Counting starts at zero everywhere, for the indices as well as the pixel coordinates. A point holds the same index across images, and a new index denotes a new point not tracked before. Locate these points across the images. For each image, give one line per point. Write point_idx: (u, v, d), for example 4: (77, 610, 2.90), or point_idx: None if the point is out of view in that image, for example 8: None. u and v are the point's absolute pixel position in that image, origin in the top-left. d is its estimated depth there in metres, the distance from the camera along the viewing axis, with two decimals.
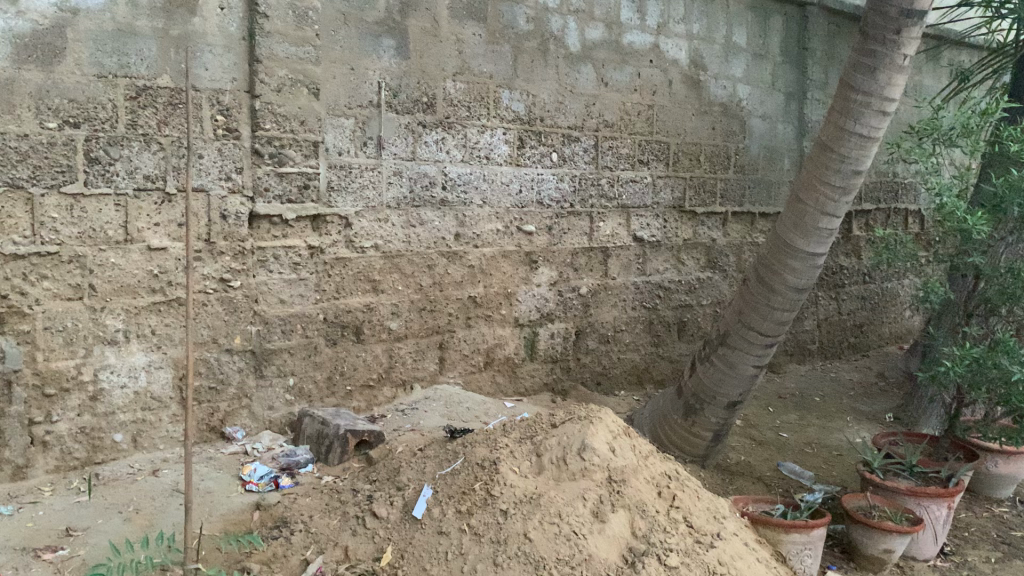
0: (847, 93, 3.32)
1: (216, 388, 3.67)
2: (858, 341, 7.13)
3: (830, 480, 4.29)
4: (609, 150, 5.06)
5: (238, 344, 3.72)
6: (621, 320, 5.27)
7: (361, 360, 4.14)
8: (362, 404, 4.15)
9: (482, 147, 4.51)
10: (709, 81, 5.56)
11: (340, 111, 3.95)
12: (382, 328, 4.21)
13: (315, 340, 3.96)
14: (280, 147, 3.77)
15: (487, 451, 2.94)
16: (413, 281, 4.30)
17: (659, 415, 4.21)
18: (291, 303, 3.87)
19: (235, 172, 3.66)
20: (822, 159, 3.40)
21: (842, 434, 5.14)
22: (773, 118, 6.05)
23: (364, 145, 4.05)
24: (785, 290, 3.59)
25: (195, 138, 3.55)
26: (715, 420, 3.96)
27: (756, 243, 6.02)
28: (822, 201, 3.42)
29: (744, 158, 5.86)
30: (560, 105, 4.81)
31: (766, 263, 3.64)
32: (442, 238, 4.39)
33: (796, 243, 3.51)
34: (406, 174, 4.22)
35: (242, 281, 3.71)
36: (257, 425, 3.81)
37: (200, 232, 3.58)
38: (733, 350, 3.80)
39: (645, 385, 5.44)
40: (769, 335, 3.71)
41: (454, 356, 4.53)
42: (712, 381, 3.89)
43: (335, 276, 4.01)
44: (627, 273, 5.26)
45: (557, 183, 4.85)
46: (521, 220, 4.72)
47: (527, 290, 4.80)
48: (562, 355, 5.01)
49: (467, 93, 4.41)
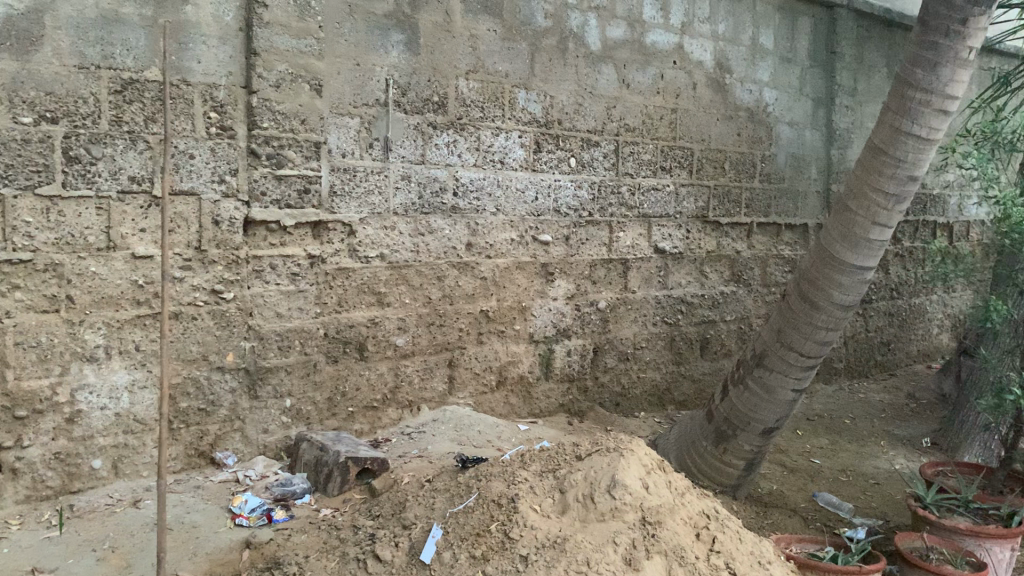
0: (904, 91, 3.03)
1: (206, 409, 3.36)
2: (886, 359, 6.80)
3: (870, 513, 3.96)
4: (630, 156, 4.76)
5: (231, 362, 3.41)
6: (641, 337, 4.95)
7: (364, 379, 3.83)
8: (366, 427, 3.83)
9: (496, 150, 4.21)
10: (735, 85, 5.25)
11: (344, 109, 3.65)
12: (387, 344, 3.89)
13: (315, 357, 3.65)
14: (278, 148, 3.47)
15: (504, 487, 2.63)
16: (421, 294, 4.00)
17: (686, 442, 3.89)
18: (289, 317, 3.56)
19: (229, 174, 3.36)
20: (874, 163, 3.10)
21: (878, 461, 4.80)
22: (801, 125, 5.75)
23: (369, 147, 3.75)
24: (829, 307, 3.28)
25: (185, 136, 3.25)
26: (748, 448, 3.64)
27: (782, 256, 5.70)
28: (874, 209, 3.11)
29: (771, 166, 5.55)
30: (579, 108, 4.51)
31: (809, 278, 3.33)
32: (453, 247, 4.09)
33: (843, 256, 3.20)
34: (415, 178, 3.92)
35: (235, 293, 3.41)
36: (251, 450, 3.49)
37: (190, 239, 3.29)
38: (771, 373, 3.48)
39: (667, 405, 5.11)
40: (811, 356, 3.40)
41: (465, 375, 4.22)
42: (747, 406, 3.57)
43: (337, 288, 3.71)
44: (648, 286, 4.94)
45: (575, 190, 4.55)
46: (536, 229, 4.41)
47: (542, 304, 4.49)
48: (579, 375, 4.69)
49: (480, 92, 4.11)
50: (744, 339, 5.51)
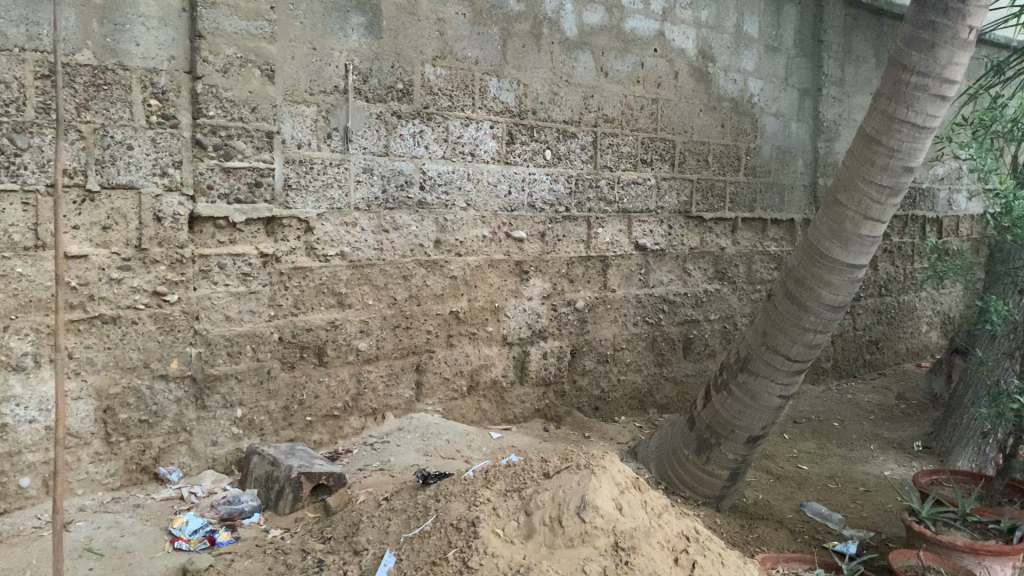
0: (899, 75, 2.81)
1: (148, 421, 3.11)
2: (875, 359, 6.61)
3: (861, 524, 3.75)
4: (609, 148, 4.53)
5: (175, 369, 3.16)
6: (622, 337, 4.71)
7: (324, 387, 3.58)
8: (326, 437, 3.59)
9: (466, 141, 3.96)
10: (719, 75, 5.03)
11: (300, 96, 3.41)
12: (348, 349, 3.65)
13: (269, 363, 3.40)
14: (226, 138, 3.22)
15: (464, 508, 2.40)
16: (386, 294, 3.75)
17: (666, 450, 3.68)
18: (239, 320, 3.31)
19: (172, 166, 3.11)
20: (866, 152, 2.88)
21: (868, 466, 4.60)
22: (787, 116, 5.53)
23: (327, 137, 3.50)
24: (818, 307, 3.06)
25: (122, 126, 3.00)
26: (733, 457, 3.43)
27: (768, 252, 5.48)
28: (866, 203, 2.89)
29: (756, 159, 5.34)
30: (554, 97, 4.27)
31: (797, 277, 3.11)
32: (420, 245, 3.84)
33: (833, 253, 2.98)
34: (377, 171, 3.67)
35: (180, 295, 3.16)
36: (198, 464, 3.24)
37: (130, 237, 3.04)
38: (757, 378, 3.26)
39: (648, 410, 4.89)
40: (798, 360, 3.18)
41: (433, 380, 3.98)
42: (731, 413, 3.35)
43: (293, 289, 3.46)
44: (628, 285, 4.72)
45: (551, 184, 4.31)
46: (510, 225, 4.17)
47: (516, 305, 4.25)
48: (556, 378, 4.46)
49: (448, 80, 3.87)
50: (729, 339, 5.29)
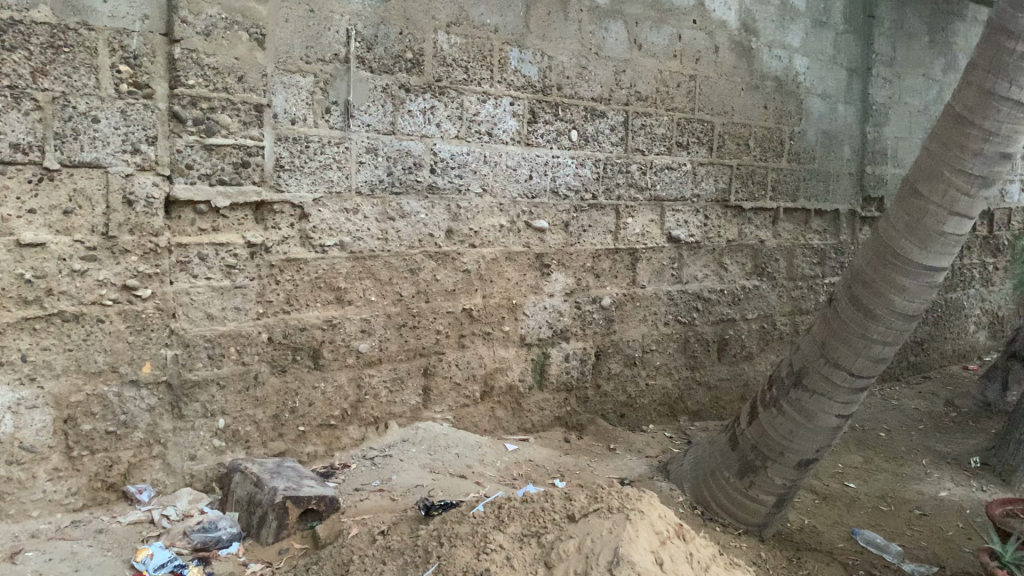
0: (1001, 43, 2.36)
1: (117, 432, 2.73)
2: (919, 361, 6.16)
3: (921, 557, 3.34)
4: (641, 130, 4.09)
5: (148, 374, 2.77)
6: (651, 338, 4.29)
7: (319, 393, 3.19)
8: (321, 449, 3.20)
9: (482, 119, 3.54)
10: (763, 50, 4.57)
11: (294, 65, 3.00)
12: (348, 351, 3.25)
13: (256, 367, 3.02)
14: (209, 111, 2.82)
15: (474, 556, 1.99)
16: (391, 290, 3.35)
17: (704, 470, 3.27)
18: (221, 319, 2.92)
19: (145, 142, 2.71)
20: (955, 135, 2.44)
21: (922, 486, 4.16)
22: (834, 97, 5.06)
23: (326, 112, 3.10)
24: (888, 316, 2.62)
25: (86, 95, 2.60)
26: (781, 482, 3.02)
27: (811, 246, 5.03)
28: (952, 195, 2.45)
29: (800, 144, 4.88)
30: (582, 71, 3.84)
31: (863, 280, 2.68)
32: (430, 235, 3.44)
33: (909, 253, 2.54)
34: (382, 151, 3.27)
35: (154, 290, 2.77)
36: (174, 481, 2.85)
37: (95, 223, 2.65)
38: (812, 395, 2.85)
39: (679, 417, 4.46)
40: (862, 376, 2.76)
41: (443, 386, 3.57)
42: (781, 433, 2.94)
43: (285, 284, 3.07)
44: (659, 280, 4.28)
45: (577, 168, 3.88)
46: (531, 213, 3.76)
47: (536, 302, 3.84)
48: (578, 383, 4.05)
49: (464, 49, 3.45)
50: (767, 340, 4.85)
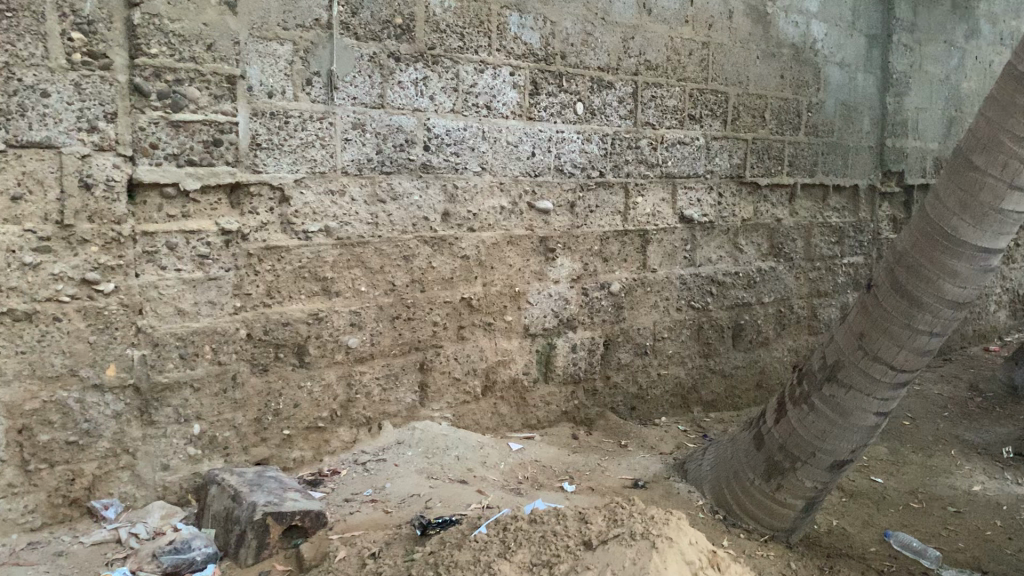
0: None
1: (79, 443, 2.46)
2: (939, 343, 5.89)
3: (961, 561, 3.09)
4: (651, 101, 3.79)
5: (112, 377, 2.50)
6: (663, 325, 4.01)
7: (305, 393, 2.92)
8: (308, 454, 2.93)
9: (480, 91, 3.25)
10: (779, 15, 4.26)
11: (270, 31, 2.70)
12: (336, 346, 2.98)
13: (235, 367, 2.74)
14: (175, 83, 2.53)
15: None
16: (383, 279, 3.07)
17: (726, 470, 3.01)
18: (194, 315, 2.64)
19: (103, 119, 2.42)
20: (1019, 99, 2.17)
21: (953, 479, 3.89)
22: (853, 66, 4.75)
23: (307, 84, 2.80)
24: (936, 303, 2.36)
25: (33, 65, 2.31)
26: (810, 485, 2.76)
27: (829, 225, 4.74)
28: (1014, 167, 2.18)
29: (818, 116, 4.58)
30: (588, 38, 3.54)
31: (907, 264, 2.41)
32: (424, 218, 3.15)
33: (963, 233, 2.28)
34: (370, 127, 2.97)
35: (118, 284, 2.49)
36: (145, 494, 2.59)
37: (49, 210, 2.37)
38: (848, 392, 2.58)
39: (693, 408, 4.20)
40: (904, 370, 2.49)
41: (441, 382, 3.30)
42: (812, 433, 2.68)
43: (265, 274, 2.79)
44: (671, 263, 4.00)
45: (583, 144, 3.59)
46: (534, 193, 3.47)
47: (540, 289, 3.56)
48: (586, 376, 3.77)
49: (459, 14, 3.15)
50: (784, 326, 4.58)
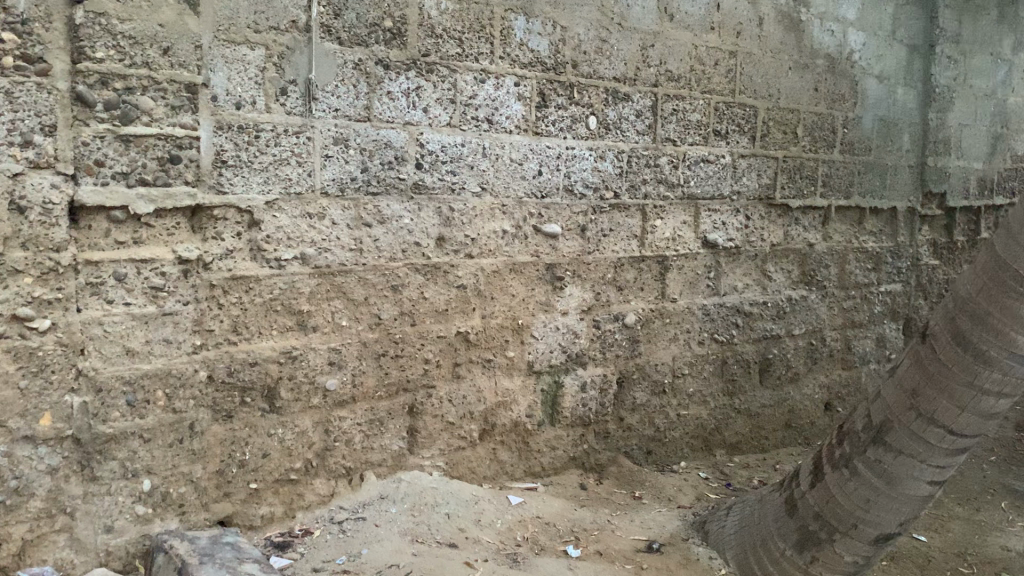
0: None
1: (6, 503, 2.14)
2: None
3: None
4: (673, 116, 3.44)
5: (47, 428, 2.18)
6: (683, 360, 3.64)
7: (276, 442, 2.59)
8: (278, 510, 2.60)
9: (480, 103, 2.92)
10: (813, 23, 3.90)
11: (238, 34, 2.39)
12: (312, 389, 2.65)
13: (193, 414, 2.42)
14: (124, 92, 2.22)
15: None
16: (367, 312, 2.74)
17: (752, 537, 2.64)
18: (145, 355, 2.32)
19: (39, 132, 2.11)
20: None
21: (1005, 539, 3.48)
22: (893, 78, 4.38)
23: (281, 93, 2.49)
24: (1010, 360, 2.00)
25: None
26: (850, 561, 2.39)
27: (866, 250, 4.35)
28: None
29: (855, 132, 4.21)
30: (602, 46, 3.20)
31: (973, 313, 2.05)
32: (415, 244, 2.82)
33: None
34: (354, 143, 2.65)
35: (56, 321, 2.18)
36: (85, 560, 2.26)
37: None
38: (897, 457, 2.20)
39: (715, 451, 3.82)
40: (967, 435, 2.12)
41: (432, 427, 2.96)
42: (854, 502, 2.31)
43: (230, 308, 2.46)
44: (692, 293, 3.64)
45: (595, 162, 3.24)
46: (540, 216, 3.13)
47: (546, 322, 3.21)
48: (597, 417, 3.42)
49: (457, 17, 2.82)
50: (815, 360, 4.19)
